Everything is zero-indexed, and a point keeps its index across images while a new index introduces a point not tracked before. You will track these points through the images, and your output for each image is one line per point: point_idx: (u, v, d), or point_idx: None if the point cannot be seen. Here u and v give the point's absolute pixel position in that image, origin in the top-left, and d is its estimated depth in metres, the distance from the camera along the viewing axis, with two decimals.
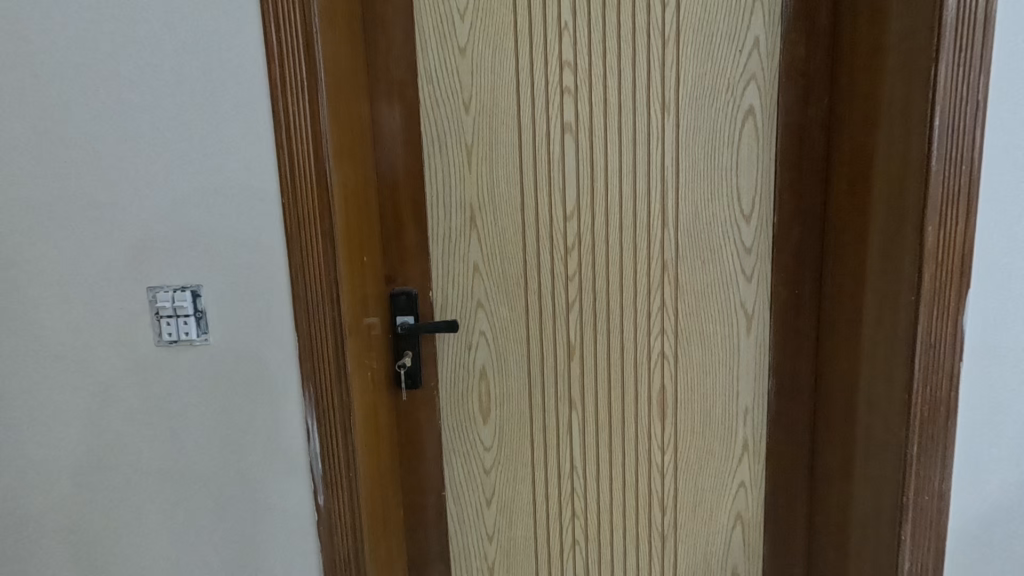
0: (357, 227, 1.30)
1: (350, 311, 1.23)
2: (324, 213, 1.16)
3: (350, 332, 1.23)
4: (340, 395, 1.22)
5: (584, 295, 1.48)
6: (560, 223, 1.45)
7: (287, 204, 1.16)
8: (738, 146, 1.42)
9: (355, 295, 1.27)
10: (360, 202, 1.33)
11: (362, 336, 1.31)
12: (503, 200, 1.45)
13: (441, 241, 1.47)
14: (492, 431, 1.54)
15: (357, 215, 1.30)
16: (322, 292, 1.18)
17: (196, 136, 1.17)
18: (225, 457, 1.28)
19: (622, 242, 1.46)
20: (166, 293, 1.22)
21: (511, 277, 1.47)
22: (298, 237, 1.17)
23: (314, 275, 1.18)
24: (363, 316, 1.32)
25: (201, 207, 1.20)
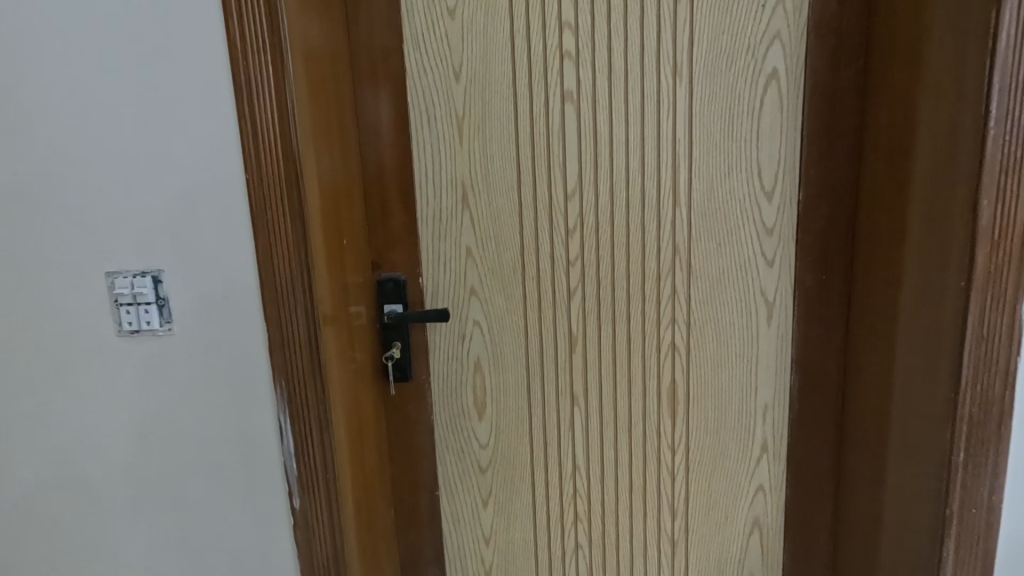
0: (338, 210, 1.19)
1: (328, 302, 1.13)
2: (292, 192, 1.05)
3: (328, 325, 1.13)
4: (315, 390, 1.12)
5: (587, 281, 1.35)
6: (559, 203, 1.32)
7: (254, 182, 1.06)
8: (760, 115, 1.26)
9: (335, 285, 1.16)
10: (341, 183, 1.22)
11: (345, 329, 1.21)
12: (498, 178, 1.32)
13: (432, 223, 1.35)
14: (487, 427, 1.43)
15: (337, 197, 1.19)
16: (294, 278, 1.08)
17: (152, 106, 1.07)
18: (196, 454, 1.20)
19: (630, 223, 1.33)
20: (125, 278, 1.12)
21: (507, 262, 1.36)
22: (265, 218, 1.06)
23: (285, 261, 1.07)
24: (346, 307, 1.22)
25: (162, 185, 1.10)
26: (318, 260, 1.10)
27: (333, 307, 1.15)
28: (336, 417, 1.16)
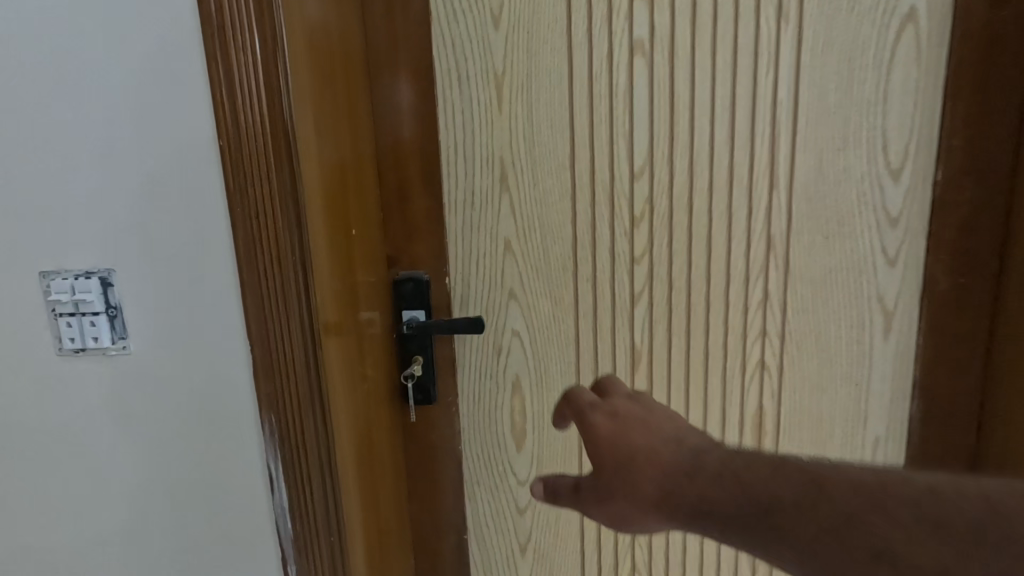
0: (343, 196, 0.92)
1: (331, 317, 0.86)
2: (281, 168, 0.77)
3: (331, 347, 0.86)
4: (314, 430, 0.85)
5: (655, 283, 1.08)
6: (623, 185, 1.05)
7: (228, 154, 0.78)
8: (890, 70, 0.97)
9: (339, 294, 0.89)
10: (347, 162, 0.95)
11: (351, 349, 0.95)
12: (546, 154, 1.05)
13: (462, 212, 1.08)
14: (528, 461, 1.19)
15: (342, 178, 0.92)
16: (285, 285, 0.80)
17: (91, 44, 0.77)
18: (160, 509, 0.93)
19: (713, 209, 1.05)
20: (63, 280, 0.84)
21: (554, 261, 1.09)
22: (244, 204, 0.78)
23: (271, 262, 0.79)
24: (353, 320, 0.95)
25: (105, 156, 0.81)
26: (318, 262, 0.82)
27: (337, 324, 0.88)
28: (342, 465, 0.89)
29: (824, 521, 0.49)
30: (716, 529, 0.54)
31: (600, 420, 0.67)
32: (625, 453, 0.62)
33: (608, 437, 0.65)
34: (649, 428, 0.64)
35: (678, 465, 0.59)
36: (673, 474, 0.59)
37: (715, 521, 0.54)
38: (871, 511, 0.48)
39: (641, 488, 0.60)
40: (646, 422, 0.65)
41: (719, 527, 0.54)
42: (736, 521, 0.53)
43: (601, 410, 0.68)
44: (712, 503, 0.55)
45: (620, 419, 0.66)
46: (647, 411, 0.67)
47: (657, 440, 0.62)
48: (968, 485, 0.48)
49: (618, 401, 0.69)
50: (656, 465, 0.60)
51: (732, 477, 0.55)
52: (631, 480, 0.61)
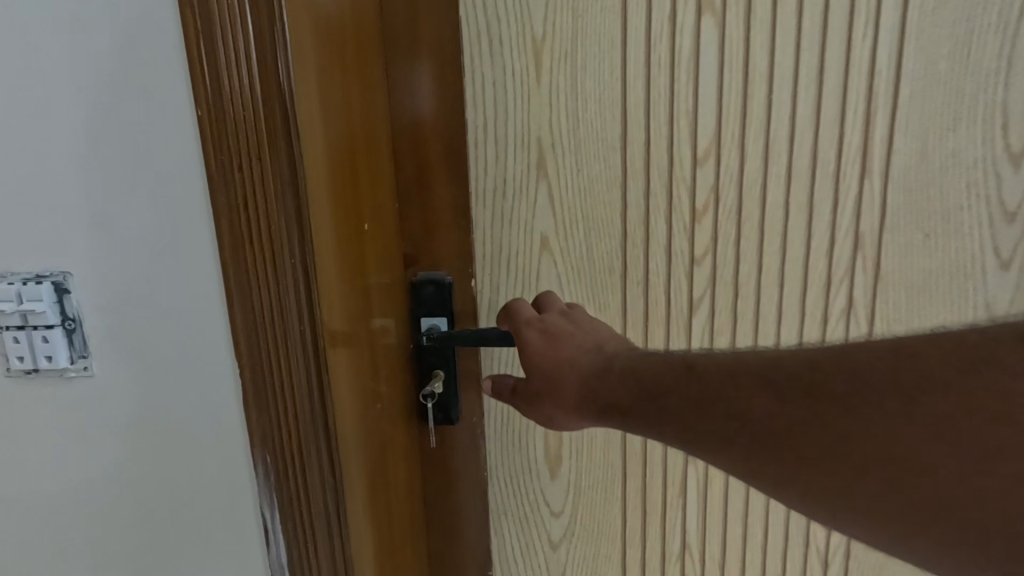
0: (354, 184, 0.76)
1: (343, 333, 0.70)
2: (278, 145, 0.58)
3: (342, 369, 0.70)
4: (318, 480, 0.68)
5: (719, 289, 0.92)
6: (684, 172, 0.89)
7: (205, 124, 0.59)
8: (1017, 30, 0.80)
9: (349, 305, 0.73)
10: (359, 144, 0.79)
11: (363, 369, 0.79)
12: (592, 134, 0.89)
13: (493, 204, 0.93)
14: (563, 490, 1.04)
15: (352, 163, 0.76)
16: (280, 297, 0.61)
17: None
18: (136, 557, 0.78)
19: (791, 202, 0.88)
20: (9, 286, 0.69)
21: (599, 262, 0.93)
22: (229, 191, 0.60)
23: (259, 268, 0.61)
24: (365, 334, 0.80)
25: (60, 133, 0.66)
26: (326, 267, 0.66)
27: (348, 340, 0.73)
28: (355, 512, 0.73)
29: (698, 397, 0.56)
30: (619, 418, 0.63)
31: (533, 335, 0.75)
32: (552, 362, 0.71)
33: (533, 350, 0.74)
34: (574, 338, 0.73)
35: (593, 367, 0.68)
36: (588, 380, 0.68)
37: (619, 410, 0.63)
38: (739, 386, 0.53)
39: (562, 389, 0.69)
40: (573, 334, 0.73)
41: (622, 412, 0.63)
42: (634, 410, 0.62)
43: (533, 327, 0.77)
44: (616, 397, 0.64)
45: (549, 335, 0.75)
46: (575, 325, 0.75)
47: (577, 350, 0.71)
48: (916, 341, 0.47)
49: (545, 320, 0.77)
50: (573, 370, 0.69)
51: (629, 375, 0.64)
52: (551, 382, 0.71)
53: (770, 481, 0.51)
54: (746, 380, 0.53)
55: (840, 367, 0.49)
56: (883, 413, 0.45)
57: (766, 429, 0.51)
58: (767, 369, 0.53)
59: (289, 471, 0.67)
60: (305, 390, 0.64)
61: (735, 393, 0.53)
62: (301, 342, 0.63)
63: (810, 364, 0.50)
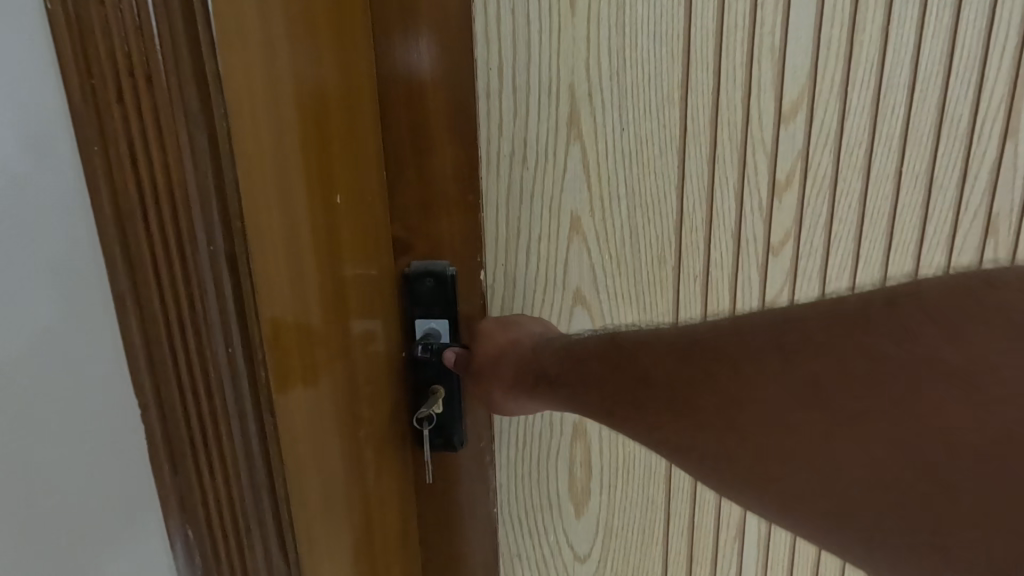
0: (319, 141, 0.53)
1: (297, 353, 0.48)
2: (176, 53, 0.35)
3: (298, 407, 0.48)
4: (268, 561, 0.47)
5: (802, 286, 0.72)
6: (764, 133, 0.68)
7: (59, 27, 0.35)
8: None
9: (307, 314, 0.50)
10: (329, 86, 0.56)
11: (334, 400, 0.56)
12: (645, 79, 0.68)
13: (510, 174, 0.72)
14: (591, 532, 0.85)
15: (317, 111, 0.53)
16: (198, 302, 0.40)
17: None
18: None
19: (905, 172, 0.67)
20: None
21: (646, 249, 0.73)
22: (101, 130, 0.37)
23: (161, 258, 0.39)
24: (336, 352, 0.57)
25: None
26: (268, 259, 0.43)
27: (309, 363, 0.51)
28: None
29: (613, 363, 0.60)
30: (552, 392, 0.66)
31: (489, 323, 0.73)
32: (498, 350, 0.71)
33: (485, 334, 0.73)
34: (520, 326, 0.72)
35: (536, 352, 0.69)
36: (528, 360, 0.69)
37: (550, 382, 0.66)
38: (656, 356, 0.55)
39: (503, 372, 0.69)
40: (521, 325, 0.72)
41: (546, 382, 0.66)
42: (566, 385, 0.64)
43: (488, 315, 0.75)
44: (548, 369, 0.67)
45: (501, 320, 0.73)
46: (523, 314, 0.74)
47: (521, 339, 0.71)
48: (890, 308, 0.41)
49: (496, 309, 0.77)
50: (518, 351, 0.70)
51: (568, 356, 0.65)
52: (493, 368, 0.70)
53: (674, 449, 0.51)
54: (653, 346, 0.56)
55: (732, 333, 0.49)
56: (762, 378, 0.46)
57: (670, 394, 0.53)
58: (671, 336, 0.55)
59: (222, 558, 0.46)
60: (240, 444, 0.43)
61: (643, 355, 0.57)
62: (229, 376, 0.41)
63: (700, 334, 0.52)
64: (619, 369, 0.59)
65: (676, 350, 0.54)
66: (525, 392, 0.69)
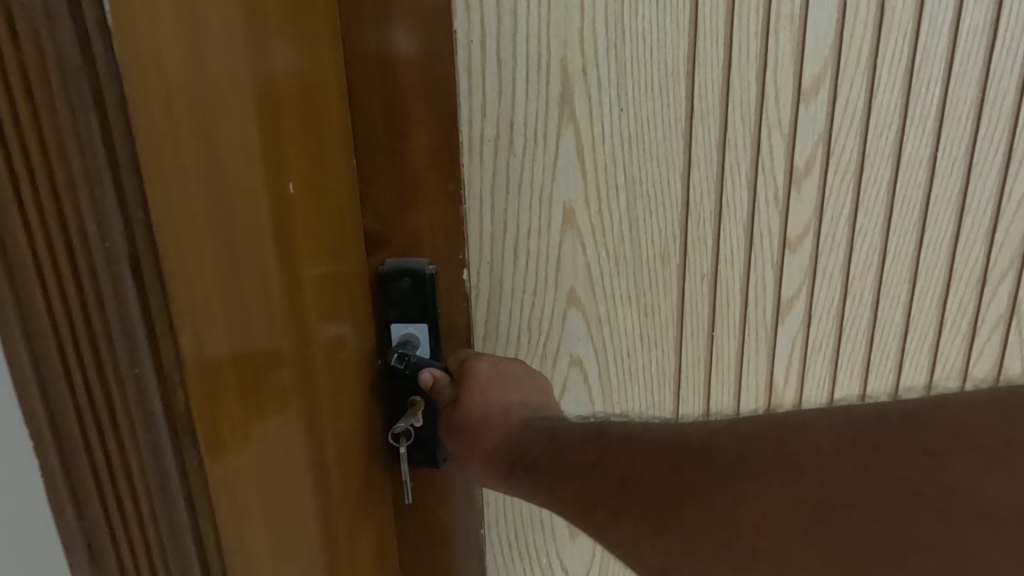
0: (266, 119, 0.45)
1: (234, 370, 0.40)
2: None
3: (235, 433, 0.40)
4: None
5: (822, 285, 0.64)
6: (781, 113, 0.60)
7: None
8: None
9: (249, 323, 0.42)
10: (280, 54, 0.48)
11: (289, 421, 0.49)
12: (647, 52, 0.60)
13: (495, 161, 0.65)
14: (586, 554, 0.78)
15: (262, 82, 0.45)
16: (93, 312, 0.32)
17: None
18: None
19: (940, 158, 0.60)
20: None
21: (647, 244, 0.65)
22: None
23: (39, 256, 0.30)
24: (289, 365, 0.49)
25: None
26: (190, 258, 0.35)
27: (252, 381, 0.43)
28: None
29: (597, 460, 0.45)
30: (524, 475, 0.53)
31: (483, 370, 0.62)
32: (483, 408, 0.60)
33: (476, 382, 0.62)
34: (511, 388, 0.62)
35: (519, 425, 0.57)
36: (516, 431, 0.57)
37: (528, 470, 0.52)
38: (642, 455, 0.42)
39: (483, 441, 0.58)
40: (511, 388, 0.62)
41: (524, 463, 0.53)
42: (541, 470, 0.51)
43: (482, 358, 0.63)
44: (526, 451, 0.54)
45: (497, 368, 0.63)
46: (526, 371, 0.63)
47: (507, 405, 0.60)
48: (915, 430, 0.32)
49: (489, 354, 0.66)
50: (508, 415, 0.59)
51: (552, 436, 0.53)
52: (475, 433, 0.59)
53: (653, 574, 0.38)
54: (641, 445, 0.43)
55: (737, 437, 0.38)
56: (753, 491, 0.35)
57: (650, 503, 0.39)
58: (658, 434, 0.43)
59: None
60: (155, 481, 0.35)
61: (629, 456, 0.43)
62: (138, 402, 0.34)
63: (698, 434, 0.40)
64: (603, 470, 0.44)
65: (664, 455, 0.41)
66: (497, 477, 0.56)
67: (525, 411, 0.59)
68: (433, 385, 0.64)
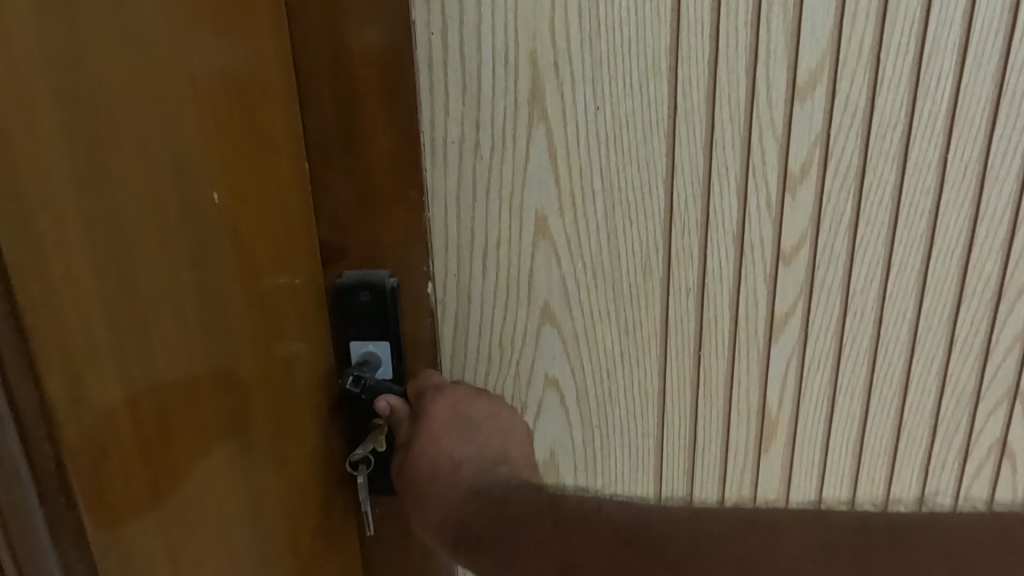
0: (177, 126, 0.40)
1: (133, 419, 0.35)
2: None
3: (137, 493, 0.35)
4: None
5: (819, 300, 0.59)
6: (773, 112, 0.54)
7: None
8: None
9: (157, 362, 0.37)
10: (199, 53, 0.42)
11: (217, 466, 0.43)
12: (626, 43, 0.54)
13: (460, 165, 0.59)
14: None
15: (173, 85, 0.39)
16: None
17: None
18: None
19: (951, 160, 0.54)
20: None
21: (627, 255, 0.60)
22: None
23: None
24: (215, 403, 0.44)
25: None
26: (62, 293, 0.31)
27: (162, 428, 0.37)
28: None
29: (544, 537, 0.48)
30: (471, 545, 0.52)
31: (438, 415, 0.59)
32: (433, 462, 0.58)
33: (431, 424, 0.59)
34: (464, 437, 0.59)
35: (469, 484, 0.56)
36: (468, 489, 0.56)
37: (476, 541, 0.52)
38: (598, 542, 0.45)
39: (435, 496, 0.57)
40: (463, 439, 0.59)
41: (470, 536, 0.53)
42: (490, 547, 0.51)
43: (443, 397, 0.60)
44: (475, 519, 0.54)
45: (457, 410, 0.60)
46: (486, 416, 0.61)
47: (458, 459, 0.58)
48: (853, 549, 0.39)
49: (457, 386, 0.62)
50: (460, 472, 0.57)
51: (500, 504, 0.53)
52: (424, 486, 0.58)
53: None
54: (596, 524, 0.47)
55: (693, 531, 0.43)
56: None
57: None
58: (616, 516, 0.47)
59: None
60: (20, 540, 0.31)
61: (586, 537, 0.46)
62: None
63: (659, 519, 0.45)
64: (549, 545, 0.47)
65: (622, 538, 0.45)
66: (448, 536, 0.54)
67: (483, 461, 0.58)
68: (389, 414, 0.61)
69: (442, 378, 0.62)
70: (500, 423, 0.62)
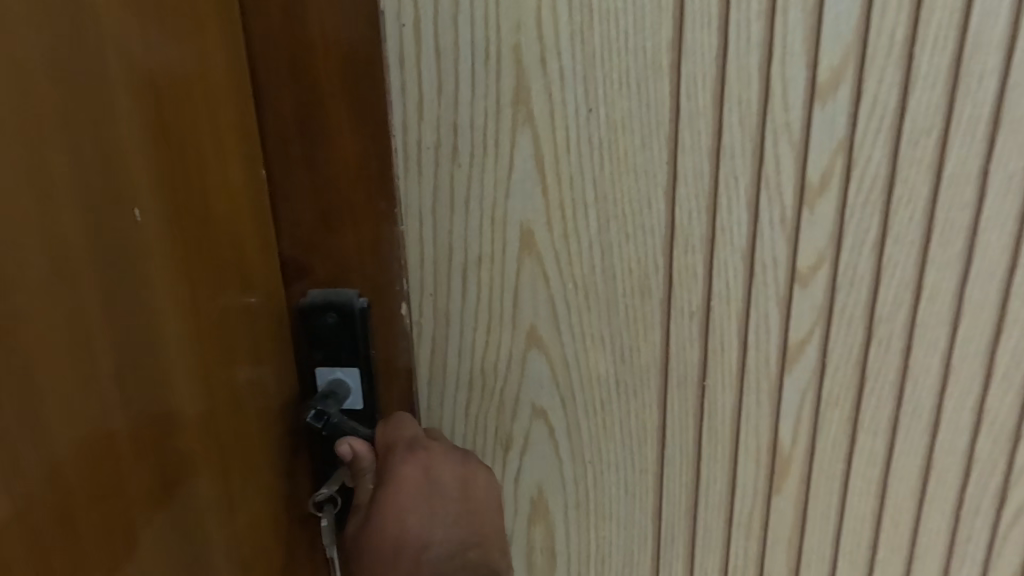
0: (81, 151, 0.36)
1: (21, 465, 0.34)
2: None
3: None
4: None
5: (840, 327, 0.52)
6: (790, 114, 0.47)
7: None
8: None
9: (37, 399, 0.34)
10: (119, 65, 0.38)
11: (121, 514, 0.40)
12: (622, 36, 0.48)
13: (437, 174, 0.52)
14: None
15: (75, 104, 0.36)
16: None
17: None
18: None
19: (994, 169, 0.47)
20: None
21: (622, 275, 0.53)
22: None
23: None
24: (136, 448, 0.41)
25: None
26: None
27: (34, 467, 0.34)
28: None
29: None
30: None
31: (407, 486, 0.53)
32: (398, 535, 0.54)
33: (400, 487, 0.53)
34: (433, 508, 0.55)
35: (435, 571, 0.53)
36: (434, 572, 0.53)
37: None
38: None
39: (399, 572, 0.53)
40: (432, 510, 0.55)
41: None
42: None
43: (414, 458, 0.54)
44: None
45: (429, 476, 0.54)
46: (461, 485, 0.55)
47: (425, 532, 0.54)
48: None
49: (434, 442, 0.55)
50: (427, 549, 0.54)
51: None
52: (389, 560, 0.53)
53: None
54: None
55: None
56: None
57: None
58: None
59: None
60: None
61: None
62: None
63: None
64: None
65: None
66: None
67: (451, 540, 0.55)
68: (353, 459, 0.55)
69: (419, 429, 0.56)
70: (473, 486, 0.56)
